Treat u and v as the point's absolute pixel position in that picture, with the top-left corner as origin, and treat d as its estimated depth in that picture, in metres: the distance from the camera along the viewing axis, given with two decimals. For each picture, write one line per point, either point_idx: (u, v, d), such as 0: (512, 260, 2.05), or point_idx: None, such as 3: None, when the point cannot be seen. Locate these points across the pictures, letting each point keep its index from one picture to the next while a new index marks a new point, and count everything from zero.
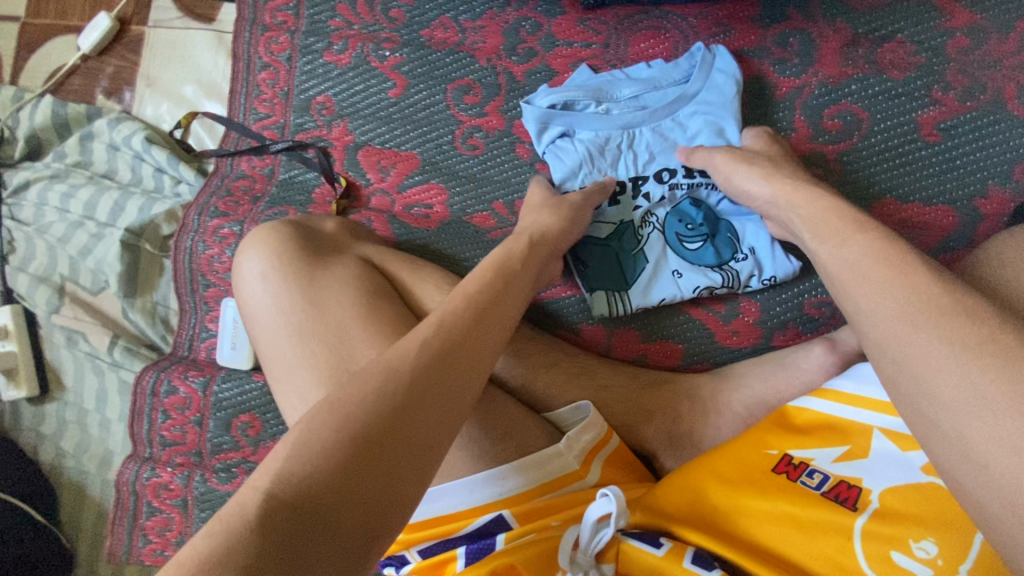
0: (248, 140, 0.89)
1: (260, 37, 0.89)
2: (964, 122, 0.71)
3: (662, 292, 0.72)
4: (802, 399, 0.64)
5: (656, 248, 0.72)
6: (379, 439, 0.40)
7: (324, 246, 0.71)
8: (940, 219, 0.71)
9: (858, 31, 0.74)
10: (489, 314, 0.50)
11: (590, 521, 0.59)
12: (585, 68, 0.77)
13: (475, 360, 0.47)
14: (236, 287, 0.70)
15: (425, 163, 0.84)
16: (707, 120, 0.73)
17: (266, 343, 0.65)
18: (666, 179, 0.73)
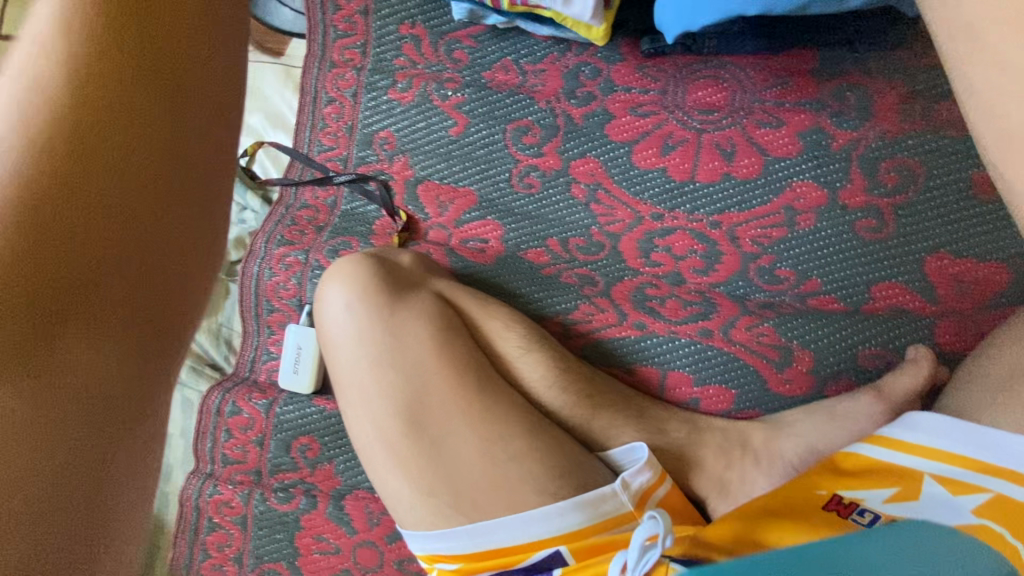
0: (312, 171, 0.93)
1: (328, 73, 0.93)
2: None
3: None
4: (855, 444, 0.66)
5: None
6: (65, 246, 0.42)
7: (401, 280, 0.76)
8: (992, 275, 0.72)
9: (917, 87, 0.75)
10: (142, 110, 0.47)
11: (640, 541, 0.61)
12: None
13: (137, 159, 0.46)
14: (319, 313, 0.77)
15: (482, 199, 0.87)
16: None
17: (347, 368, 0.74)
18: None
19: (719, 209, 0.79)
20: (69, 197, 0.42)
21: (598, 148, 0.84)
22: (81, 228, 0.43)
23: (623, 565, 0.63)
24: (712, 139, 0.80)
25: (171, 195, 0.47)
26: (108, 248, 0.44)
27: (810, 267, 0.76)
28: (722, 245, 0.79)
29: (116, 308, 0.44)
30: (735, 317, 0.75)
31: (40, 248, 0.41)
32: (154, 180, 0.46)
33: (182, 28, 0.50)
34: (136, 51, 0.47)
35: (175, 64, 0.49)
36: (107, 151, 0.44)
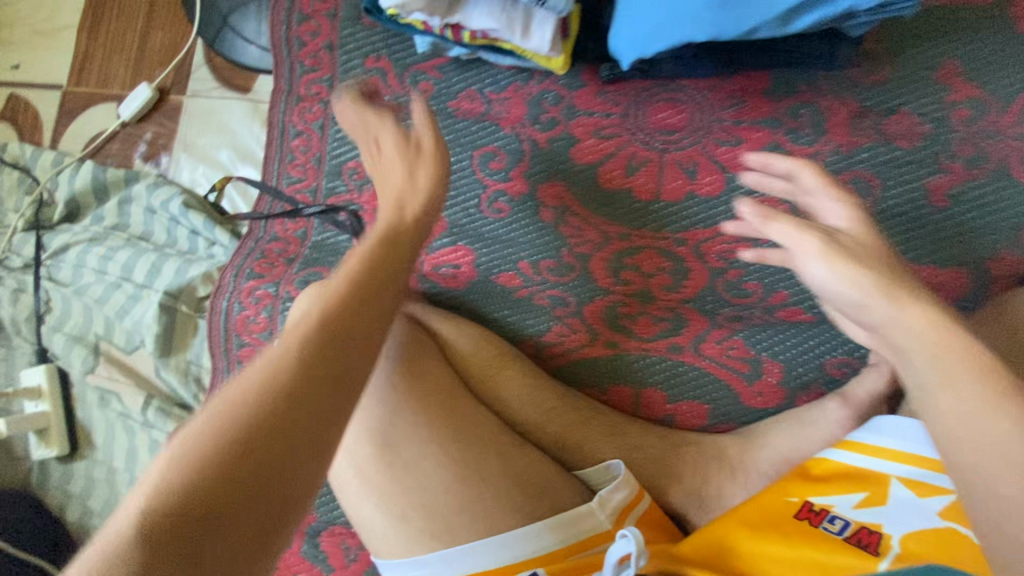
0: (282, 204, 0.93)
1: (295, 107, 0.94)
2: (970, 190, 0.74)
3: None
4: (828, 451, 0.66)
5: None
6: (231, 474, 0.38)
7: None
8: (952, 281, 0.74)
9: (865, 103, 0.78)
10: (340, 338, 0.45)
11: (612, 561, 0.61)
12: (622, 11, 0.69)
13: (311, 392, 0.42)
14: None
15: (453, 225, 0.88)
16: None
17: None
18: None
19: (685, 226, 0.81)
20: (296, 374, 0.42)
21: (565, 171, 0.86)
22: (247, 460, 0.39)
23: None
24: (674, 158, 0.82)
25: (324, 434, 0.42)
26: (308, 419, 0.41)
27: (776, 280, 0.77)
28: (689, 260, 0.80)
29: (291, 478, 0.40)
30: (706, 331, 0.76)
31: (204, 485, 0.37)
32: (316, 415, 0.42)
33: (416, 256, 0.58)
34: (359, 287, 0.50)
35: (374, 295, 0.50)
36: (319, 354, 0.44)
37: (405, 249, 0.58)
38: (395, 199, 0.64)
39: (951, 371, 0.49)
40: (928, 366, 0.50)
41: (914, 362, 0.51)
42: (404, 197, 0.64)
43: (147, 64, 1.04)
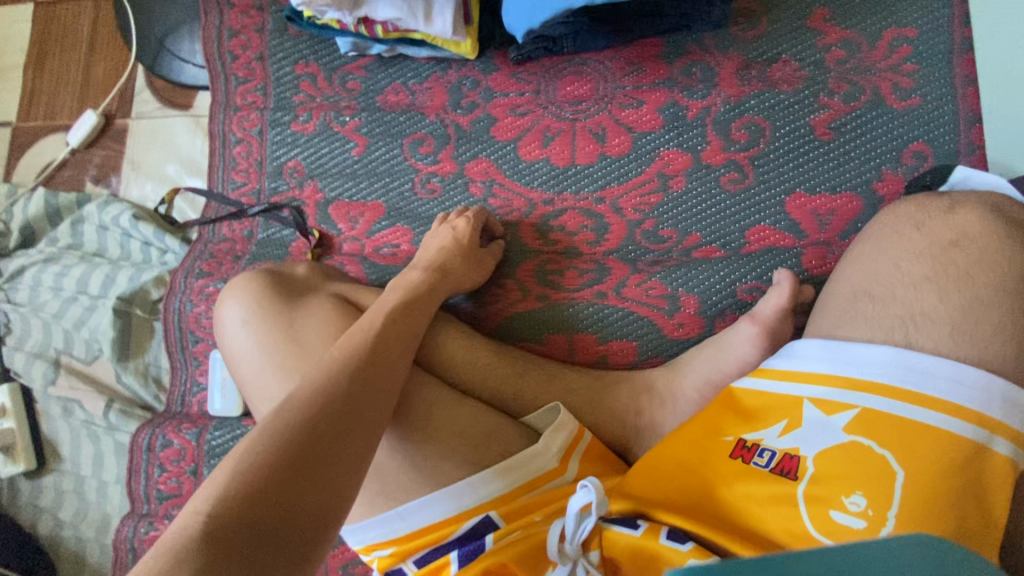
0: (228, 208, 0.98)
1: (233, 117, 0.99)
2: (850, 120, 0.81)
3: None
4: (742, 380, 0.65)
5: None
6: (289, 486, 0.49)
7: (299, 289, 0.77)
8: (845, 204, 0.80)
9: (748, 56, 0.85)
10: (392, 347, 0.66)
11: (576, 511, 0.61)
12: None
13: (355, 420, 0.57)
14: (218, 326, 0.76)
15: (390, 209, 0.94)
16: None
17: (249, 369, 0.72)
18: None
19: (601, 185, 0.88)
20: (366, 367, 0.61)
21: (488, 148, 0.92)
22: (296, 477, 0.50)
23: (560, 535, 0.63)
24: (585, 126, 0.89)
25: (365, 454, 0.55)
26: (373, 401, 0.60)
27: (688, 224, 0.84)
28: (608, 216, 0.86)
29: (355, 449, 0.55)
30: (626, 276, 0.81)
31: (253, 503, 0.47)
32: (351, 447, 0.54)
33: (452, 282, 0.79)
34: (381, 356, 0.64)
35: (403, 348, 0.68)
36: (381, 352, 0.64)
37: (425, 315, 0.74)
38: (426, 264, 0.79)
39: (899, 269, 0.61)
40: (885, 272, 0.62)
41: (884, 275, 0.62)
42: (447, 261, 0.80)
43: (92, 93, 1.09)
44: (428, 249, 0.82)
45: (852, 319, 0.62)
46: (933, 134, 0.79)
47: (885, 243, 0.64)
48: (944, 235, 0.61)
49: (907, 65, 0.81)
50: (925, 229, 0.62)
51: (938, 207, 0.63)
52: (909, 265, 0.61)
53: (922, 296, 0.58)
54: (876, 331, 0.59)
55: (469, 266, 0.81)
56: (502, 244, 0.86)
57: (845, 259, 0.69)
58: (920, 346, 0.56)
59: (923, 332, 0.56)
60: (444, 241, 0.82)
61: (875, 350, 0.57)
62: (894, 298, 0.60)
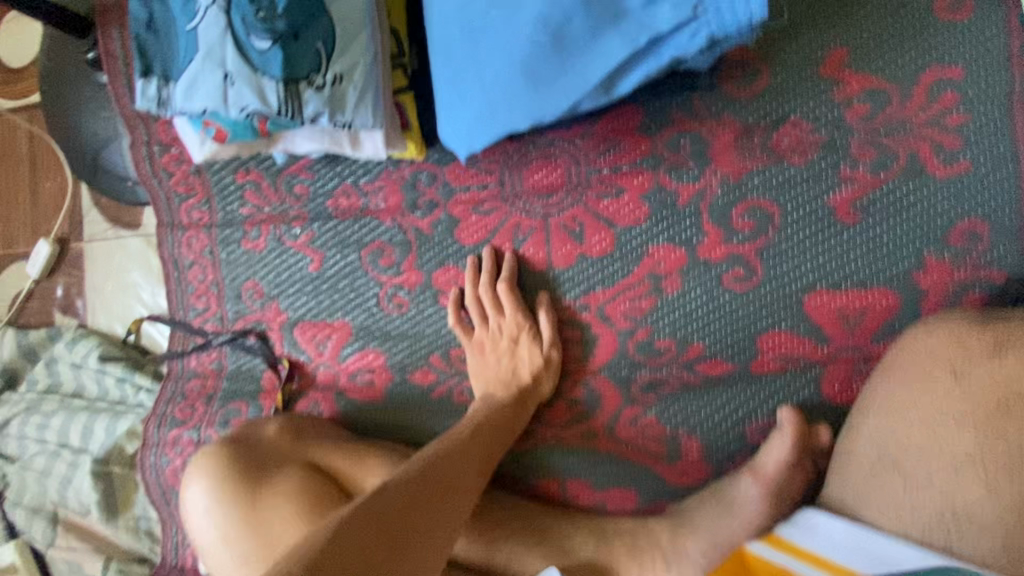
0: (194, 337, 0.92)
1: (182, 238, 0.91)
2: (881, 197, 0.66)
3: (242, 108, 0.54)
4: (753, 542, 0.58)
5: (242, 91, 0.53)
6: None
7: (266, 461, 0.78)
8: (879, 301, 0.67)
9: (748, 120, 0.70)
10: (460, 471, 0.67)
11: None
12: (451, 109, 0.60)
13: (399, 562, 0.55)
14: (185, 513, 0.79)
15: (359, 329, 0.85)
16: (574, 72, 0.54)
17: (216, 547, 0.75)
18: (261, 21, 0.52)
19: (585, 290, 0.76)
20: (434, 488, 0.63)
21: (454, 254, 0.81)
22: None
23: None
24: (558, 222, 0.77)
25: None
26: (434, 528, 0.60)
27: (689, 332, 0.72)
28: (595, 327, 0.76)
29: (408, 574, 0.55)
30: (618, 410, 0.73)
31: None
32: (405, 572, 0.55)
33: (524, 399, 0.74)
34: (449, 478, 0.65)
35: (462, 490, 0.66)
36: (451, 473, 0.66)
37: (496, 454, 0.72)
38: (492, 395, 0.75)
39: (937, 437, 0.54)
40: (917, 438, 0.55)
41: (918, 441, 0.55)
42: (523, 376, 0.74)
43: (43, 216, 1.03)
44: (485, 368, 0.76)
45: (881, 496, 0.56)
46: (987, 206, 0.64)
47: (917, 395, 0.56)
48: (989, 395, 0.53)
49: (951, 117, 0.64)
50: (965, 383, 0.54)
51: (981, 350, 0.54)
52: (950, 435, 0.53)
53: (964, 485, 0.52)
54: (909, 521, 0.54)
55: (540, 374, 0.74)
56: (548, 315, 0.75)
57: (865, 396, 0.61)
58: (960, 548, 0.52)
59: (965, 537, 0.51)
60: (503, 356, 0.76)
61: (912, 553, 0.52)
62: (929, 480, 0.54)
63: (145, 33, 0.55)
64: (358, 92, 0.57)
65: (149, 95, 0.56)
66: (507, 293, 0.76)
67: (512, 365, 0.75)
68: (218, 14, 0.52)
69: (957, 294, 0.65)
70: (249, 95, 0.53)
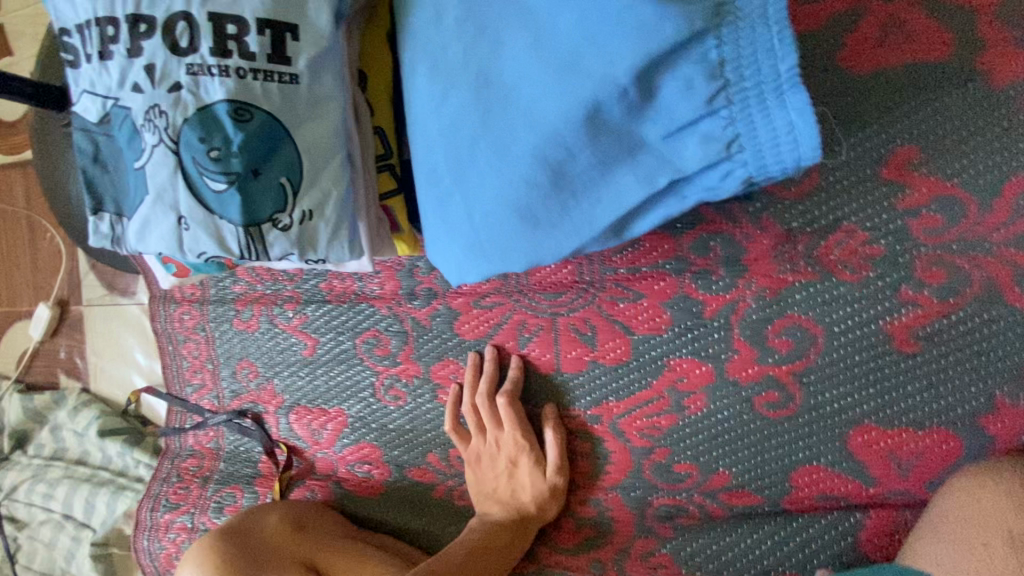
0: (190, 413, 0.89)
1: (174, 313, 0.87)
2: (948, 326, 0.56)
3: (201, 253, 0.48)
4: None
5: (199, 236, 0.47)
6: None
7: (261, 560, 0.73)
8: (938, 444, 0.57)
9: (791, 224, 0.60)
10: None
11: None
12: (440, 241, 0.52)
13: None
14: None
15: (355, 420, 0.80)
16: (578, 212, 0.46)
17: None
18: (215, 159, 0.45)
19: (597, 400, 0.69)
20: None
21: (454, 348, 0.75)
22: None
23: None
24: (568, 323, 0.69)
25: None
26: None
27: (712, 458, 0.64)
28: (608, 442, 0.68)
29: None
30: (630, 542, 0.66)
31: None
32: None
33: (525, 525, 0.67)
34: None
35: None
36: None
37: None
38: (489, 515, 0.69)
39: None
40: None
41: None
42: (524, 500, 0.68)
43: (44, 276, 1.01)
44: (481, 482, 0.70)
45: None
46: None
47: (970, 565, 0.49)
48: None
49: None
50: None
51: None
52: None
53: None
54: None
55: (542, 500, 0.67)
56: (556, 435, 0.67)
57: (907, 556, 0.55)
58: None
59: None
60: (502, 472, 0.69)
61: None
62: None
63: (91, 165, 0.49)
64: (330, 227, 0.50)
65: (102, 232, 0.50)
66: (507, 410, 0.69)
67: (513, 487, 0.69)
68: (164, 153, 0.45)
69: None
70: (206, 242, 0.47)
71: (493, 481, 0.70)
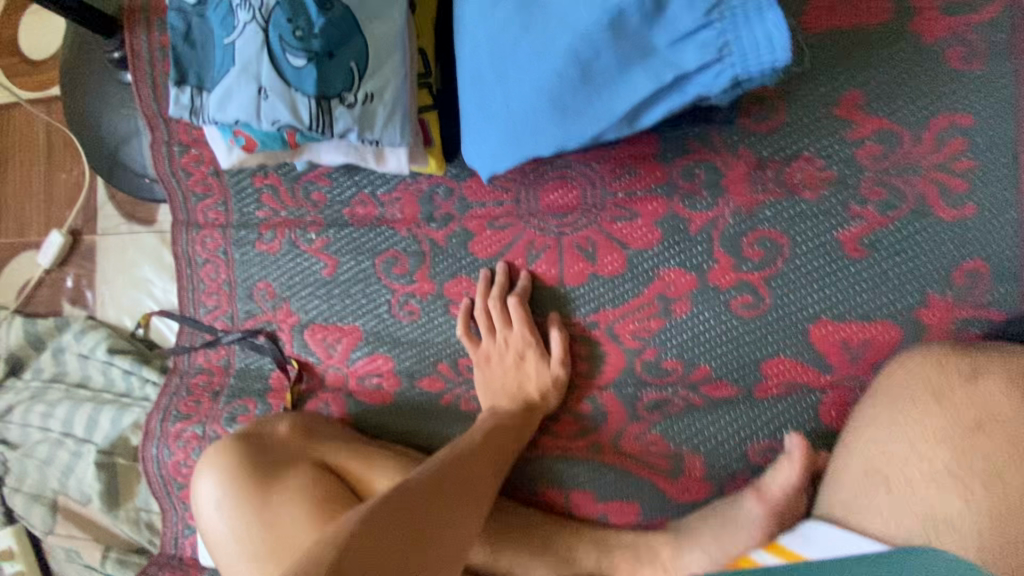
0: (202, 333, 0.93)
1: (196, 237, 0.92)
2: (887, 235, 0.68)
3: (274, 121, 0.55)
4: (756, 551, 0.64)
5: (276, 104, 0.55)
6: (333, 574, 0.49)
7: (276, 460, 0.75)
8: (880, 334, 0.69)
9: (763, 153, 0.72)
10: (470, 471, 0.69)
11: None
12: (479, 135, 0.63)
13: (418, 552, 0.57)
14: (195, 507, 0.76)
15: (368, 335, 0.87)
16: (601, 102, 0.56)
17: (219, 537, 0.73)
18: (298, 38, 0.54)
19: (595, 309, 0.78)
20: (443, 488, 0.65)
21: (468, 267, 0.83)
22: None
23: None
24: (572, 241, 0.78)
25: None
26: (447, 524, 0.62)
27: (695, 355, 0.74)
28: (604, 346, 0.77)
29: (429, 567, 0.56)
30: (624, 426, 0.74)
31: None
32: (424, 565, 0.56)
33: (530, 419, 0.75)
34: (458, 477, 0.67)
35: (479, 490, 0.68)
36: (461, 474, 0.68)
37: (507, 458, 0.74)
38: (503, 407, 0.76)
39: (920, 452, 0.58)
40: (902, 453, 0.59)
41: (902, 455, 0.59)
42: (529, 389, 0.76)
43: (57, 207, 1.04)
44: (495, 381, 0.78)
45: (869, 508, 0.60)
46: (989, 248, 0.66)
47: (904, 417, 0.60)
48: (966, 414, 0.57)
49: (958, 162, 0.66)
50: (945, 404, 0.58)
51: (960, 375, 0.59)
52: (930, 451, 0.58)
53: (945, 494, 0.56)
54: (900, 531, 0.58)
55: (549, 392, 0.76)
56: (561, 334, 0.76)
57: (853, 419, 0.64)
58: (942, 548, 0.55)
59: (946, 538, 0.55)
60: (514, 370, 0.78)
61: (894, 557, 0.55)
62: (914, 493, 0.58)
63: (183, 44, 0.57)
64: (386, 110, 0.58)
65: (183, 103, 0.57)
66: (517, 310, 0.78)
67: (520, 379, 0.77)
68: (256, 30, 0.54)
69: (958, 329, 0.67)
70: (281, 109, 0.55)
71: (500, 378, 0.78)
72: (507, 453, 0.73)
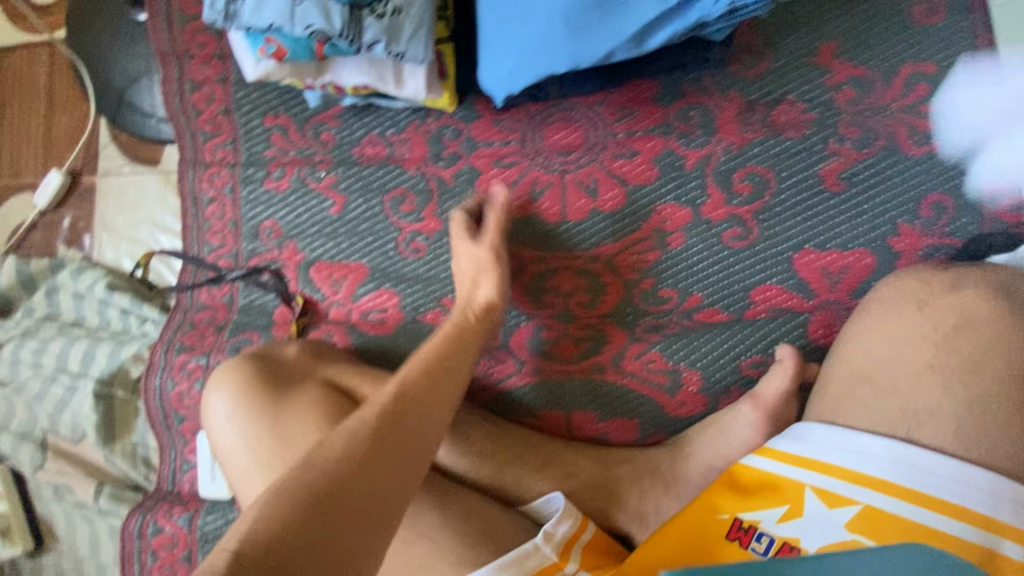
0: (205, 271, 0.94)
1: (203, 175, 0.93)
2: (863, 169, 0.75)
3: (307, 26, 0.59)
4: (748, 456, 0.67)
5: (310, 10, 0.58)
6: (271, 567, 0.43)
7: (288, 376, 0.77)
8: (857, 261, 0.75)
9: (751, 97, 0.78)
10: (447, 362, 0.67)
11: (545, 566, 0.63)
12: (496, 60, 0.67)
13: (379, 486, 0.52)
14: (207, 422, 0.78)
15: (374, 270, 0.89)
16: (614, 22, 0.61)
17: (230, 450, 0.74)
18: None
19: (595, 242, 0.82)
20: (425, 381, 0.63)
21: (474, 204, 0.86)
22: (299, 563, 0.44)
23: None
24: (575, 178, 0.83)
25: (381, 550, 0.50)
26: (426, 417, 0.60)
27: (689, 283, 0.79)
28: (603, 277, 0.81)
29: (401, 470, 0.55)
30: (625, 347, 0.79)
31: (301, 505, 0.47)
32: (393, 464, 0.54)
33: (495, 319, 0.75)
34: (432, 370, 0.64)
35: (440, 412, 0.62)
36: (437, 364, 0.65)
37: (461, 377, 0.67)
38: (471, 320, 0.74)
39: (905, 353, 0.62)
40: (888, 354, 0.63)
41: (887, 355, 0.63)
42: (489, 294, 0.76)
43: (56, 149, 1.03)
44: (466, 294, 0.77)
45: (853, 407, 0.64)
46: (953, 182, 0.73)
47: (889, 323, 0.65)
48: (947, 319, 0.62)
49: (924, 106, 0.74)
50: (927, 309, 0.63)
51: (942, 284, 0.64)
52: (911, 350, 0.62)
53: (926, 388, 0.60)
54: (879, 422, 0.61)
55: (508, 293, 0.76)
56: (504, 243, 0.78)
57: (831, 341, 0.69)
58: (923, 442, 0.58)
59: (926, 429, 0.58)
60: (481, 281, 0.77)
61: (880, 444, 0.59)
62: (896, 388, 0.61)
63: None
64: (413, 25, 0.62)
65: (218, 7, 0.60)
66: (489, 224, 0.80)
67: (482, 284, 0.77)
68: None
69: (926, 255, 0.73)
70: (316, 15, 0.58)
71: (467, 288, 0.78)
72: (461, 371, 0.68)
